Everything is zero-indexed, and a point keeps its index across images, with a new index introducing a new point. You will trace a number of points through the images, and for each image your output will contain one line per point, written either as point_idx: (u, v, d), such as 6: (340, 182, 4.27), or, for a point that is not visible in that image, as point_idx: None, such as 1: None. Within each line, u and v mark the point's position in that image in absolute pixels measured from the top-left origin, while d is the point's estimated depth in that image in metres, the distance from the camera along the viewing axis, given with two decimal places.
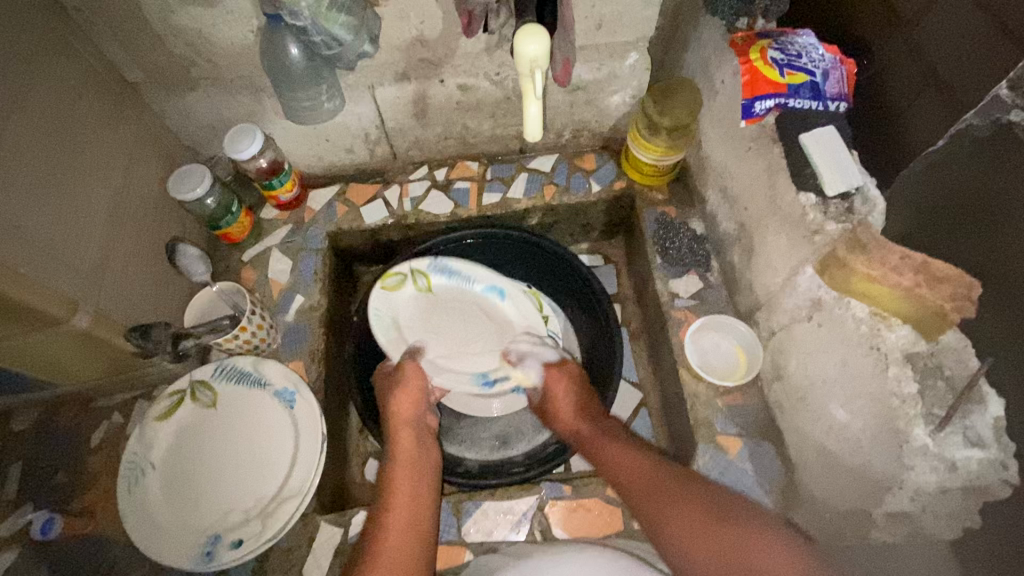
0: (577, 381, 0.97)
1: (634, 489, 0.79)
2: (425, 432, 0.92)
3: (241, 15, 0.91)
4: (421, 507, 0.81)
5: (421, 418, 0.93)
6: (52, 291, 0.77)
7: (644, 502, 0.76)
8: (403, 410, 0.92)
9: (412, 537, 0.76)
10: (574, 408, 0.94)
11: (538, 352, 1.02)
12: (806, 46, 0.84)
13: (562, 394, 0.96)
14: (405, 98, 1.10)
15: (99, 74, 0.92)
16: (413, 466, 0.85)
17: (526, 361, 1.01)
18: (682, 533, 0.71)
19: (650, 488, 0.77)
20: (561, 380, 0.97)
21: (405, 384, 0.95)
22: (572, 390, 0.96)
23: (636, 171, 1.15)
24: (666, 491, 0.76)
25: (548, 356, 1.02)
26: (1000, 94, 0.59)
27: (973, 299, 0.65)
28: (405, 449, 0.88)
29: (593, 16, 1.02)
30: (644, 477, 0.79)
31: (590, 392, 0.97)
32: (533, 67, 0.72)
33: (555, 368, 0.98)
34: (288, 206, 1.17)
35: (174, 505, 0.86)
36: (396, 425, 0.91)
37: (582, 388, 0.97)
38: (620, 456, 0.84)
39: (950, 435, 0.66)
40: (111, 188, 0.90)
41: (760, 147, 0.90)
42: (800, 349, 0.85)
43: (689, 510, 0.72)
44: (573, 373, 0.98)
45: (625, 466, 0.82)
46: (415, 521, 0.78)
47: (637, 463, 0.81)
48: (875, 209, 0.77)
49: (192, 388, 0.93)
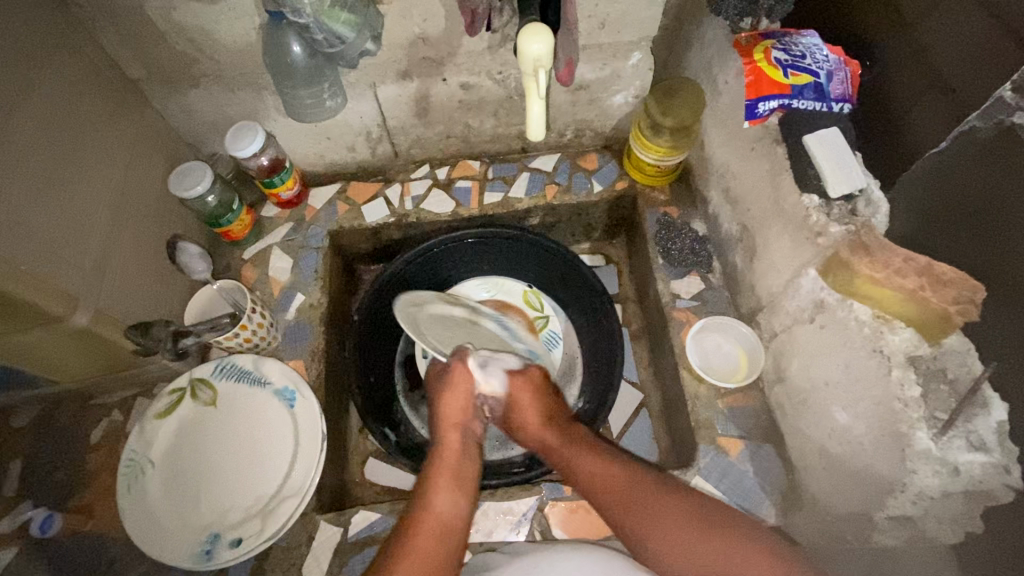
0: (539, 388, 0.92)
1: (609, 503, 0.77)
2: (472, 436, 0.90)
3: (243, 12, 0.91)
4: (456, 516, 0.79)
5: (469, 422, 0.90)
6: (53, 289, 0.77)
7: (624, 515, 0.75)
8: (451, 412, 0.90)
9: (445, 541, 0.75)
10: (540, 416, 0.89)
11: (500, 359, 0.95)
12: (810, 46, 0.83)
13: (527, 403, 0.90)
14: (407, 96, 1.09)
15: (100, 71, 0.91)
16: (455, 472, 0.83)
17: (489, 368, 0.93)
18: (671, 544, 0.70)
19: (632, 499, 0.75)
20: (525, 388, 0.91)
21: (453, 383, 0.91)
22: (536, 398, 0.91)
23: (638, 171, 1.15)
24: (660, 505, 0.73)
25: (510, 363, 0.95)
26: (1004, 95, 0.59)
27: (977, 303, 0.64)
28: (450, 452, 0.86)
29: (597, 15, 1.01)
30: (624, 491, 0.76)
31: (556, 401, 0.92)
32: (537, 67, 0.72)
33: (520, 376, 0.92)
34: (290, 204, 1.16)
35: (174, 504, 0.85)
36: (444, 425, 0.89)
37: (544, 394, 0.91)
38: (596, 467, 0.80)
39: (953, 439, 0.66)
40: (112, 186, 0.90)
41: (764, 148, 0.89)
42: (802, 351, 0.84)
43: (679, 516, 0.71)
44: (537, 379, 0.92)
45: (601, 480, 0.79)
46: (447, 529, 0.76)
47: (615, 476, 0.78)
48: (878, 212, 0.77)
49: (192, 386, 0.93)
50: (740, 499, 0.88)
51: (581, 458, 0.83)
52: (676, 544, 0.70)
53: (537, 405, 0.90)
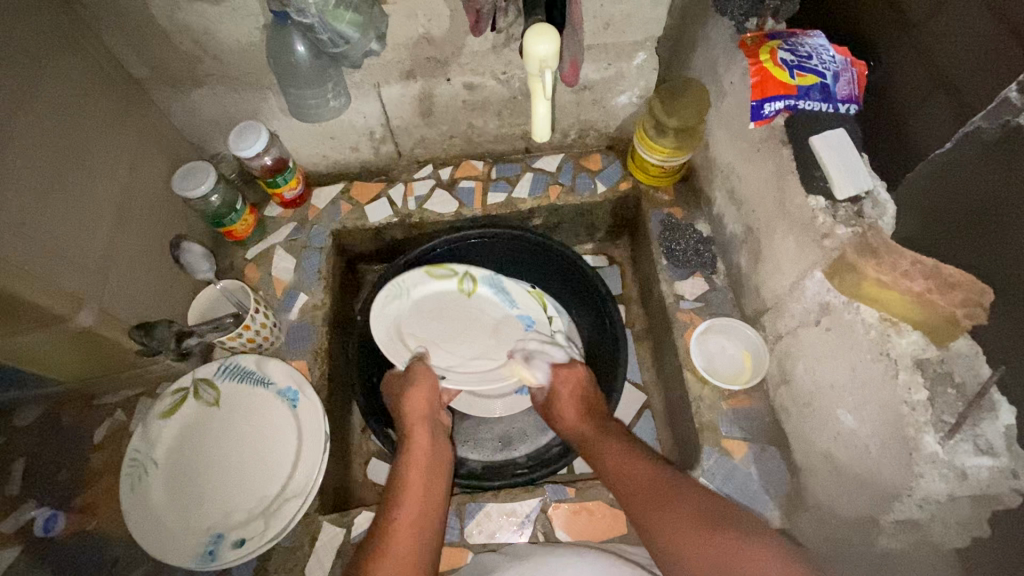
0: (584, 382, 0.96)
1: (634, 497, 0.78)
2: (438, 432, 0.92)
3: (247, 12, 0.90)
4: (430, 507, 0.80)
5: (433, 415, 0.93)
6: (57, 289, 0.77)
7: (640, 510, 0.76)
8: (416, 407, 0.92)
9: (417, 529, 0.76)
10: (578, 411, 0.94)
11: (542, 352, 1.01)
12: (817, 47, 0.83)
13: (566, 396, 0.95)
14: (411, 96, 1.09)
15: (104, 71, 0.91)
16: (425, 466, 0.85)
17: (534, 363, 1.00)
18: (671, 537, 0.70)
19: (649, 495, 0.76)
20: (568, 381, 0.96)
21: (417, 381, 0.95)
22: (577, 393, 0.95)
23: (642, 172, 1.14)
24: (668, 499, 0.74)
25: (555, 356, 1.01)
26: (1010, 96, 0.58)
27: (985, 306, 0.63)
28: (420, 447, 0.88)
29: (602, 15, 1.01)
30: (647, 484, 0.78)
31: (595, 394, 0.96)
32: (543, 67, 0.71)
33: (564, 368, 0.97)
34: (293, 203, 1.16)
35: (177, 504, 0.85)
36: (411, 423, 0.91)
37: (586, 391, 0.96)
38: (617, 463, 0.83)
39: (960, 443, 0.65)
40: (116, 185, 0.90)
41: (769, 149, 0.89)
42: (808, 353, 0.84)
43: (684, 517, 0.71)
44: (583, 375, 0.96)
45: (623, 473, 0.81)
46: (423, 519, 0.77)
47: (639, 468, 0.80)
48: (885, 214, 0.76)
49: (196, 386, 0.93)
50: (745, 502, 0.88)
51: (608, 452, 0.86)
52: (673, 535, 0.70)
53: (578, 400, 0.95)
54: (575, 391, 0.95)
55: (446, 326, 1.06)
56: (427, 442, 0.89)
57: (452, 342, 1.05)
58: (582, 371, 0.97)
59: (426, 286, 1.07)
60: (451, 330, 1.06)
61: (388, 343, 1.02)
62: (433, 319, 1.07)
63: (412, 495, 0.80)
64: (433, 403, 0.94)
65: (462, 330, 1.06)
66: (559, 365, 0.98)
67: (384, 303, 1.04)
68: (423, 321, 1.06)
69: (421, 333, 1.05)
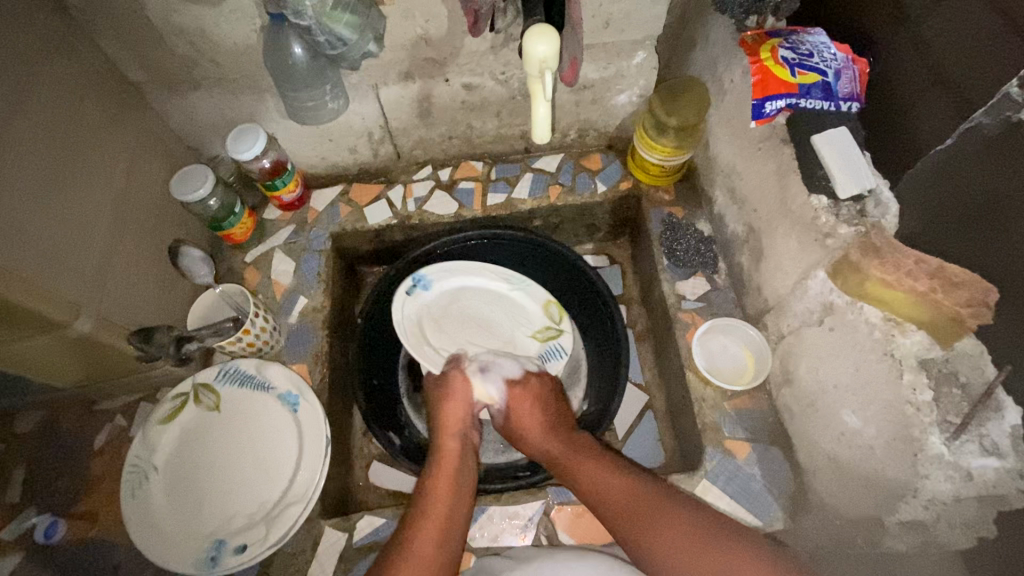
0: (542, 397, 0.92)
1: (615, 516, 0.75)
2: (471, 444, 0.91)
3: (244, 14, 0.90)
4: (455, 519, 0.79)
5: (468, 429, 0.91)
6: (53, 295, 0.76)
7: (622, 524, 0.74)
8: (450, 419, 0.90)
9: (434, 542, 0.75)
10: (541, 425, 0.90)
11: (501, 363, 0.97)
12: (817, 45, 0.82)
13: (526, 413, 0.91)
14: (409, 97, 1.09)
15: (99, 74, 0.90)
16: (452, 478, 0.83)
17: (487, 374, 0.95)
18: (667, 552, 0.69)
19: (631, 510, 0.75)
20: (524, 399, 0.92)
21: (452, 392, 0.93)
22: (537, 407, 0.91)
23: (642, 171, 1.14)
24: (657, 516, 0.72)
25: (509, 370, 0.96)
26: (1011, 92, 0.57)
27: (990, 305, 0.63)
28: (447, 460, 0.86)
29: (600, 14, 1.00)
30: (626, 500, 0.76)
31: (557, 409, 0.92)
32: (543, 69, 0.71)
33: (519, 385, 0.93)
34: (292, 206, 1.16)
35: (178, 511, 0.85)
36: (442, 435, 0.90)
37: (546, 403, 0.92)
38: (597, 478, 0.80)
39: (965, 443, 0.66)
40: (112, 190, 0.89)
41: (771, 148, 0.88)
42: (811, 354, 0.84)
43: (677, 522, 0.71)
44: (538, 389, 0.93)
45: (604, 489, 0.79)
46: (447, 530, 0.77)
47: (617, 486, 0.78)
48: (887, 213, 0.75)
49: (195, 391, 0.93)
50: (748, 502, 0.87)
51: (580, 467, 0.83)
52: (676, 550, 0.69)
53: (537, 412, 0.91)
54: (532, 405, 0.91)
55: (471, 324, 1.06)
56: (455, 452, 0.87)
57: (466, 339, 1.05)
58: (537, 383, 0.94)
59: (528, 304, 1.09)
60: (481, 329, 1.06)
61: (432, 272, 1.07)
62: (471, 320, 1.07)
63: (437, 509, 0.79)
64: (468, 416, 0.92)
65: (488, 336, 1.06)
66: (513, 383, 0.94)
67: (492, 274, 1.10)
68: (465, 307, 1.08)
69: (467, 304, 1.08)
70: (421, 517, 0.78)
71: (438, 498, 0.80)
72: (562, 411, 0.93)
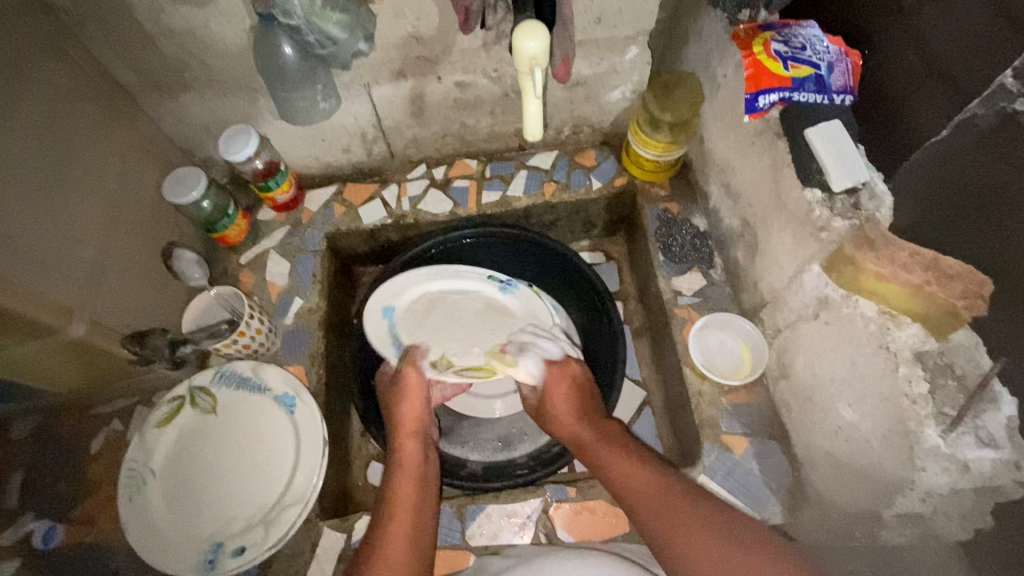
0: (578, 381, 0.92)
1: (636, 505, 0.74)
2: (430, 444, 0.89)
3: (232, 14, 0.90)
4: (426, 517, 0.78)
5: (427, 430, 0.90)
6: (46, 301, 0.76)
7: (644, 512, 0.72)
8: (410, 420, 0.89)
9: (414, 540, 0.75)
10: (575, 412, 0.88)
11: (537, 343, 0.95)
12: (810, 38, 0.81)
13: (560, 396, 0.90)
14: (402, 95, 1.08)
15: (89, 77, 0.90)
16: (416, 479, 0.82)
17: (524, 355, 0.93)
18: (690, 543, 0.66)
19: (660, 501, 0.72)
20: (562, 382, 0.91)
21: (405, 394, 0.91)
22: (573, 392, 0.90)
23: (637, 167, 1.14)
24: (672, 512, 0.70)
25: (548, 352, 0.94)
26: (1006, 83, 0.57)
27: (984, 297, 0.63)
28: (410, 459, 0.85)
29: (592, 10, 1.00)
30: (653, 482, 0.75)
31: (591, 394, 0.91)
32: (533, 65, 0.70)
33: (557, 368, 0.92)
34: (286, 207, 1.15)
35: (176, 514, 0.84)
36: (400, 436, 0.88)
37: (583, 389, 0.91)
38: (620, 463, 0.79)
39: (962, 435, 0.65)
40: (104, 195, 0.89)
41: (765, 142, 0.88)
42: (807, 348, 0.84)
43: (693, 520, 0.68)
44: (577, 374, 0.92)
45: (631, 478, 0.76)
46: (416, 524, 0.76)
47: (646, 475, 0.76)
48: (882, 206, 0.74)
49: (192, 394, 0.92)
50: (747, 497, 0.87)
51: (612, 453, 0.81)
52: (692, 547, 0.66)
53: (575, 397, 0.90)
54: (567, 390, 0.90)
55: (438, 318, 1.01)
56: (416, 451, 0.87)
57: (432, 332, 1.00)
58: (577, 369, 0.93)
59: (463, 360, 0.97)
60: (444, 327, 1.01)
61: (429, 272, 1.04)
62: (454, 315, 1.02)
63: (406, 505, 0.78)
64: (426, 417, 0.91)
65: (456, 332, 1.00)
66: (552, 364, 0.93)
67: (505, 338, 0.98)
68: (447, 304, 1.03)
69: (465, 326, 1.01)
70: (390, 519, 0.76)
71: (402, 498, 0.79)
72: (596, 400, 0.91)
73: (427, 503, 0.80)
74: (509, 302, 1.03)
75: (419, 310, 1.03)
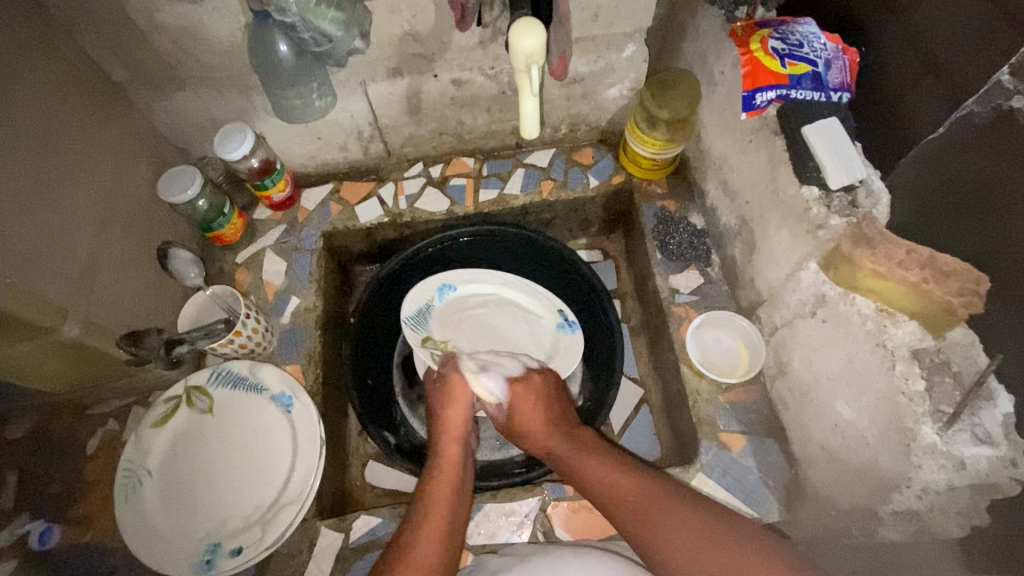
0: (544, 393, 0.91)
1: (618, 508, 0.74)
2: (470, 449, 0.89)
3: (227, 11, 0.89)
4: (454, 525, 0.78)
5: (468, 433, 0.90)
6: (41, 301, 0.75)
7: (628, 515, 0.73)
8: (451, 422, 0.90)
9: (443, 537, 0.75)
10: (544, 420, 0.87)
11: (500, 364, 0.96)
12: (807, 35, 0.81)
13: (528, 408, 0.89)
14: (398, 93, 1.08)
15: (82, 75, 0.89)
16: (452, 478, 0.83)
17: (487, 372, 0.93)
18: (682, 543, 0.66)
19: (641, 504, 0.72)
20: (528, 394, 0.90)
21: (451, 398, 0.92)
22: (540, 403, 0.89)
23: (635, 165, 1.13)
24: (654, 514, 0.70)
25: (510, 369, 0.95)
26: (1002, 80, 0.57)
27: (981, 295, 0.63)
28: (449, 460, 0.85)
29: (589, 7, 1.00)
30: (631, 486, 0.75)
31: (558, 406, 0.91)
32: (530, 62, 0.70)
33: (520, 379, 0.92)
34: (282, 205, 1.15)
35: (173, 514, 0.84)
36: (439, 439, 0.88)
37: (550, 400, 0.91)
38: (597, 471, 0.79)
39: (958, 432, 0.65)
40: (99, 194, 0.88)
41: (762, 139, 0.88)
42: (804, 345, 0.84)
43: (687, 518, 0.68)
44: (540, 385, 0.92)
45: (610, 483, 0.77)
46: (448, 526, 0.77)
47: (623, 479, 0.76)
48: (878, 203, 0.75)
49: (188, 394, 0.92)
50: (744, 493, 0.88)
51: (587, 459, 0.81)
52: (685, 547, 0.66)
53: (543, 408, 0.89)
54: (535, 402, 0.89)
55: (484, 322, 1.10)
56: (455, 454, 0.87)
57: (473, 329, 1.09)
58: (538, 378, 0.93)
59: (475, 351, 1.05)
60: (486, 329, 1.09)
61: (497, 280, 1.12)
62: (498, 327, 1.09)
63: (440, 504, 0.79)
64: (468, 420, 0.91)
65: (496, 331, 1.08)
66: (514, 379, 0.92)
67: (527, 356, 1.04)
68: (496, 312, 1.10)
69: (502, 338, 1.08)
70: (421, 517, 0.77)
71: (436, 497, 0.80)
72: (563, 405, 0.91)
73: (459, 504, 0.80)
74: (555, 337, 1.08)
75: (473, 304, 1.11)
